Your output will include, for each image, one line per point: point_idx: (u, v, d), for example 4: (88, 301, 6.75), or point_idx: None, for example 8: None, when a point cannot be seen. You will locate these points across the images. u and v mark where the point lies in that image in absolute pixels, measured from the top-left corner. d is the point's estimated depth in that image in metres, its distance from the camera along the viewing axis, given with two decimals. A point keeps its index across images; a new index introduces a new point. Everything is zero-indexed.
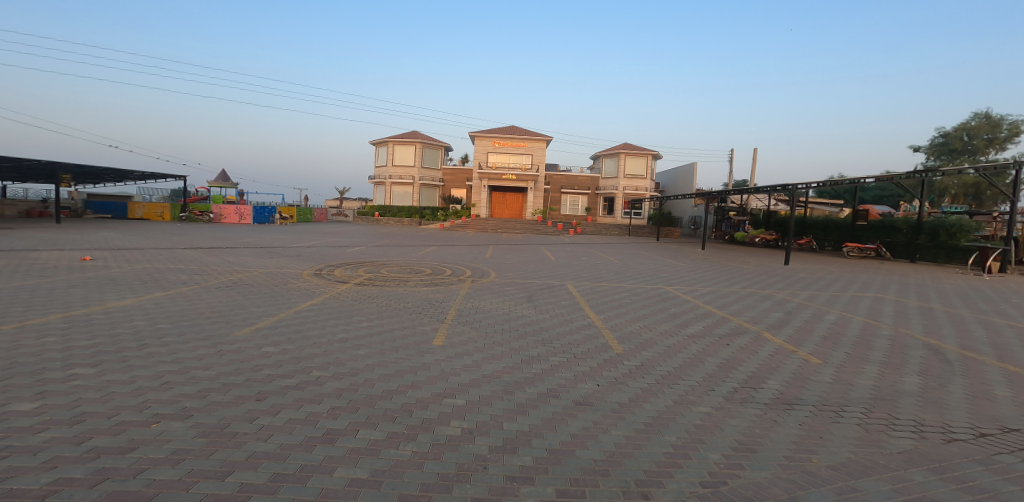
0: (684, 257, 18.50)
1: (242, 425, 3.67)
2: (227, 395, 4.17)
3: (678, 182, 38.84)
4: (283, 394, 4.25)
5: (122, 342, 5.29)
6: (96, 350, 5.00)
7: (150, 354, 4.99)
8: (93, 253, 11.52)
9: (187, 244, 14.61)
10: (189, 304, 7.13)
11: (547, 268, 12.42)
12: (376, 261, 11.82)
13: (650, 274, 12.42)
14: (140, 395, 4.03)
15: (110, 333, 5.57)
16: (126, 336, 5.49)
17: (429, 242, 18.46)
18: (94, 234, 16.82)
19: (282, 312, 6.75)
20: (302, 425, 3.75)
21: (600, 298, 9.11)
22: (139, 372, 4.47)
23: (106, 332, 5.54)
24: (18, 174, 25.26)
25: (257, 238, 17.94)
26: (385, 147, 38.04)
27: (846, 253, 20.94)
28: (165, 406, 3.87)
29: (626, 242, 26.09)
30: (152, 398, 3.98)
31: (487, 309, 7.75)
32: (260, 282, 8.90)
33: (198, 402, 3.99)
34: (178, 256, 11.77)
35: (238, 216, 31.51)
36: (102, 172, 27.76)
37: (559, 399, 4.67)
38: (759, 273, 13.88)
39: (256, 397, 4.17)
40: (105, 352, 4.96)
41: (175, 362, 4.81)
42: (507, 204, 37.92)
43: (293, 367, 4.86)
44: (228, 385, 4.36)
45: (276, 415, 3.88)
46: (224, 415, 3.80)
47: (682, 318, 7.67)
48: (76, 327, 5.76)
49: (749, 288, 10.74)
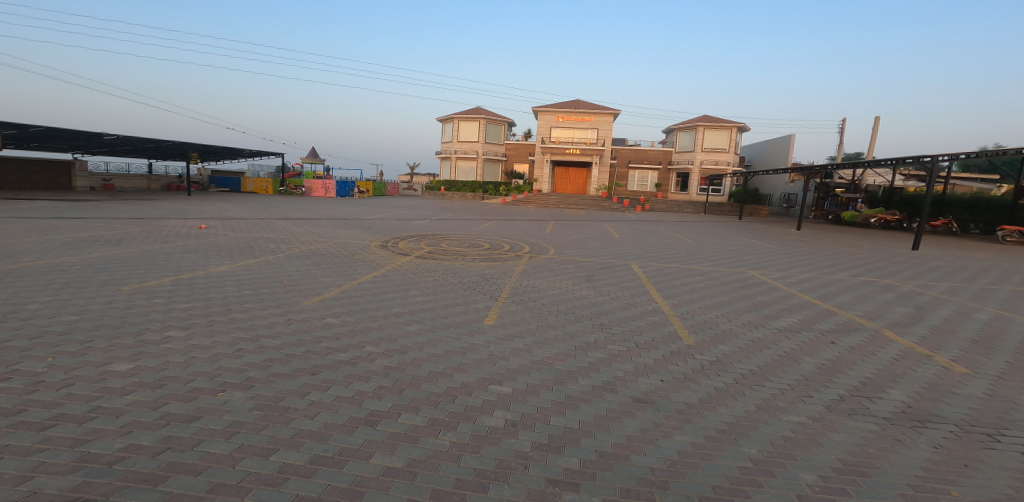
0: (776, 237, 16.48)
1: (294, 400, 3.70)
2: (286, 367, 4.27)
3: (770, 155, 34.77)
4: (335, 370, 4.27)
5: (211, 306, 5.72)
6: (189, 313, 5.45)
7: (231, 320, 5.33)
8: (201, 221, 12.90)
9: (278, 215, 15.91)
10: (270, 270, 7.61)
11: (614, 246, 11.65)
12: (439, 234, 11.93)
13: (734, 256, 11.14)
14: (213, 362, 4.25)
15: (204, 298, 6.07)
16: (216, 301, 5.94)
17: (493, 216, 18.41)
18: (207, 206, 18.98)
19: (346, 282, 6.95)
20: (348, 404, 3.70)
21: (672, 281, 8.28)
22: (215, 339, 4.75)
23: (200, 297, 6.04)
24: (154, 153, 29.24)
25: (336, 210, 19.11)
26: (451, 123, 38.50)
27: (1003, 238, 17.31)
28: (232, 374, 4.04)
29: (708, 220, 23.98)
30: (223, 366, 4.18)
31: (545, 287, 7.38)
32: (333, 251, 9.32)
33: (260, 373, 4.12)
34: (268, 225, 12.81)
35: (325, 190, 33.97)
36: (220, 151, 31.27)
37: (615, 394, 4.20)
38: (869, 258, 11.88)
39: (310, 371, 4.22)
40: (195, 316, 5.38)
41: (248, 329, 5.07)
42: (569, 180, 36.74)
43: (348, 342, 4.90)
44: (289, 357, 4.48)
45: (326, 391, 3.89)
46: (279, 388, 3.88)
47: (771, 309, 6.68)
48: (181, 290, 6.37)
49: (857, 277, 9.16)
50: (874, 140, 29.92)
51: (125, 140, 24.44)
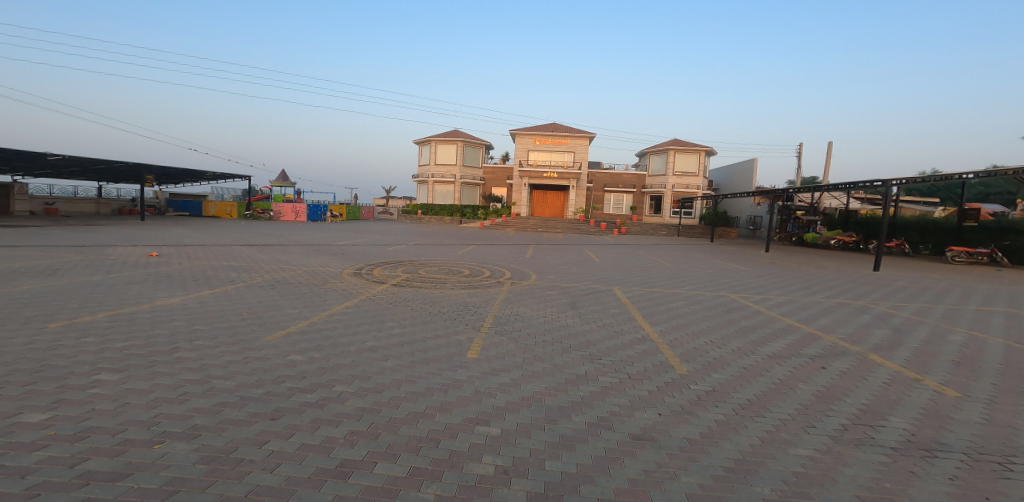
0: (748, 259, 16.87)
1: (249, 451, 3.21)
2: (241, 412, 3.76)
3: (736, 180, 36.21)
4: (300, 414, 3.77)
5: (154, 345, 5.11)
6: (127, 353, 4.83)
7: (177, 359, 4.75)
8: (157, 248, 12.03)
9: (243, 240, 15.10)
10: (229, 301, 7.01)
11: (595, 271, 11.54)
12: (416, 261, 11.52)
13: (712, 279, 11.20)
14: (154, 409, 3.69)
15: (146, 334, 5.45)
16: (160, 338, 5.33)
17: (471, 241, 18.12)
18: (164, 231, 17.88)
19: (315, 313, 6.44)
20: (314, 455, 3.23)
21: (655, 306, 8.16)
22: (159, 381, 4.19)
23: (142, 334, 5.41)
24: (108, 176, 27.66)
25: (307, 235, 18.36)
26: (428, 146, 38.40)
27: (952, 258, 18.29)
28: (175, 422, 3.51)
29: (679, 243, 24.49)
30: (163, 413, 3.64)
31: (529, 316, 7.08)
32: (301, 280, 8.76)
33: (210, 420, 3.60)
34: (231, 251, 12.06)
35: (294, 214, 32.92)
36: (179, 174, 29.86)
37: (612, 432, 3.88)
38: (838, 280, 12.21)
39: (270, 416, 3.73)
40: (135, 356, 4.77)
41: (198, 369, 4.52)
42: (548, 203, 37.04)
43: (315, 380, 4.40)
44: (245, 400, 3.96)
45: (288, 440, 3.40)
46: (231, 437, 3.37)
47: (758, 334, 6.59)
48: (118, 325, 5.70)
49: (832, 298, 9.30)
50: (830, 166, 31.65)
51: (75, 161, 22.97)
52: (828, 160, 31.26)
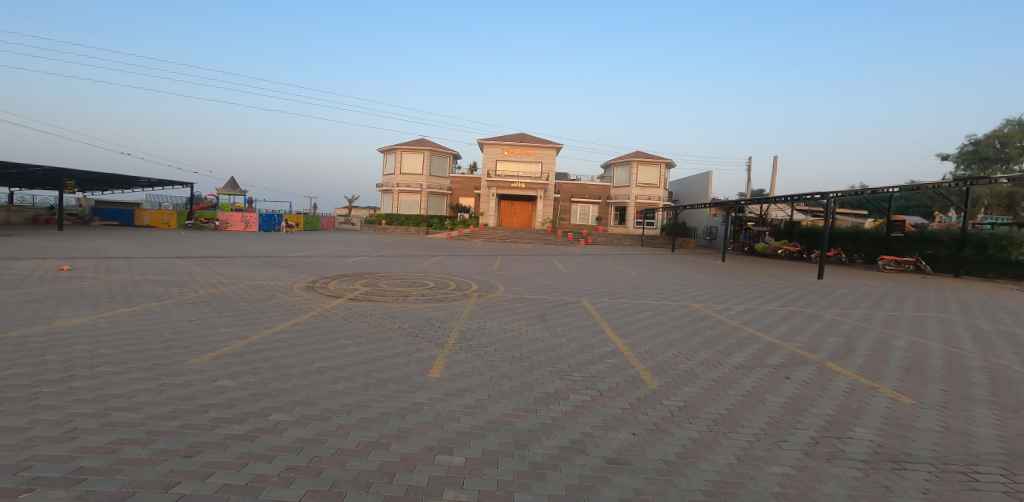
0: (706, 269, 17.34)
1: (140, 471, 2.53)
2: (142, 431, 2.99)
3: (692, 192, 37.63)
4: (222, 448, 2.95)
5: (46, 355, 4.30)
6: (11, 364, 4.03)
7: (75, 370, 3.96)
8: (76, 261, 10.76)
9: (183, 252, 13.88)
10: (155, 316, 6.20)
11: (561, 282, 11.37)
12: (376, 273, 10.93)
13: (675, 289, 11.31)
14: (30, 414, 3.06)
15: (40, 347, 4.60)
16: (54, 349, 4.50)
17: (435, 252, 17.60)
18: (90, 242, 16.19)
19: (256, 331, 5.80)
20: (239, 496, 2.51)
21: (623, 317, 8.02)
22: (44, 393, 3.42)
23: (35, 347, 4.57)
24: (23, 180, 25.01)
25: (257, 246, 17.20)
26: (393, 154, 37.53)
27: (881, 265, 19.42)
28: (56, 443, 2.71)
29: (640, 253, 24.97)
30: (44, 431, 2.84)
31: (496, 331, 6.74)
32: (245, 295, 7.99)
33: (89, 438, 2.81)
34: (166, 264, 10.98)
35: (244, 224, 31.05)
36: (109, 179, 27.40)
37: (586, 456, 3.59)
38: (791, 289, 12.67)
39: (175, 434, 3.02)
40: (21, 367, 3.96)
41: (100, 382, 3.73)
42: (516, 213, 37.00)
43: (239, 396, 3.78)
44: (155, 418, 3.21)
45: (203, 480, 2.61)
46: (118, 457, 2.63)
47: (725, 344, 6.56)
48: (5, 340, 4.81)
49: (789, 307, 9.56)
50: (776, 180, 33.48)
51: None
52: (775, 175, 33.03)
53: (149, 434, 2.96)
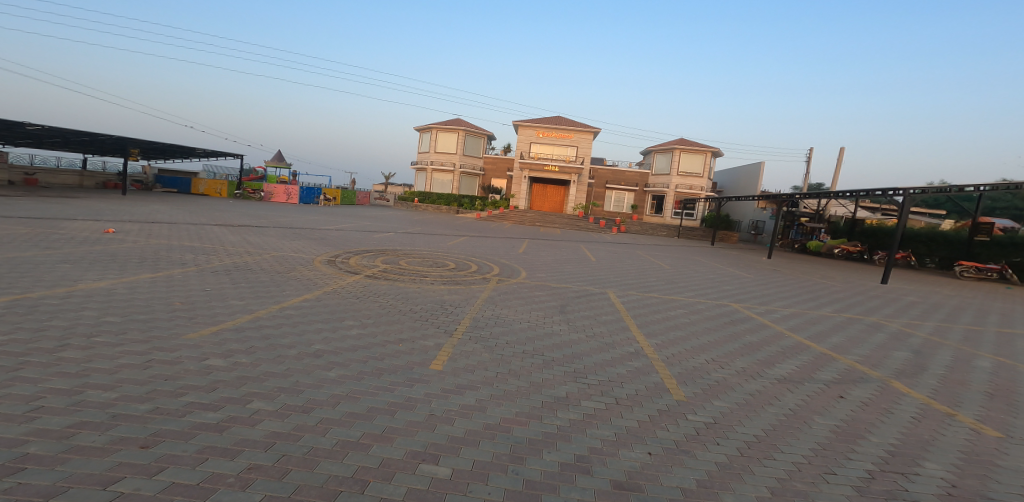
0: (751, 265, 16.13)
1: (84, 463, 2.41)
2: (106, 416, 2.91)
3: (741, 182, 35.32)
4: (189, 437, 2.81)
5: (51, 322, 4.33)
6: (13, 328, 4.05)
7: (69, 341, 3.95)
8: (120, 224, 11.22)
9: (221, 221, 14.26)
10: (171, 284, 6.22)
11: (589, 271, 10.77)
12: (400, 250, 10.74)
13: (713, 286, 10.45)
14: (2, 388, 3.04)
15: (51, 310, 4.65)
16: (62, 316, 4.53)
17: (464, 232, 17.29)
18: (140, 207, 16.99)
19: (264, 305, 5.67)
20: (181, 498, 2.25)
21: (651, 314, 7.40)
22: (26, 365, 3.40)
23: (45, 310, 4.62)
24: (91, 148, 26.77)
25: (292, 218, 17.53)
26: (429, 133, 37.50)
27: (958, 272, 17.42)
28: (8, 425, 2.65)
29: (679, 244, 23.71)
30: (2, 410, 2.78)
31: (511, 320, 6.33)
32: (266, 266, 7.96)
33: (49, 420, 2.75)
34: (201, 231, 11.26)
35: (286, 195, 32.06)
36: (166, 149, 28.89)
37: (590, 477, 3.09)
38: (847, 292, 11.45)
39: (139, 420, 2.91)
40: (21, 333, 3.99)
41: (88, 356, 3.70)
42: (548, 197, 36.20)
43: (223, 379, 3.69)
44: (121, 401, 3.10)
45: (152, 472, 2.43)
46: (69, 445, 2.55)
47: (766, 353, 5.81)
48: (22, 299, 4.90)
49: (843, 313, 8.56)
50: (838, 171, 30.75)
51: (56, 132, 22.05)
52: (837, 167, 30.35)
53: (112, 418, 2.88)
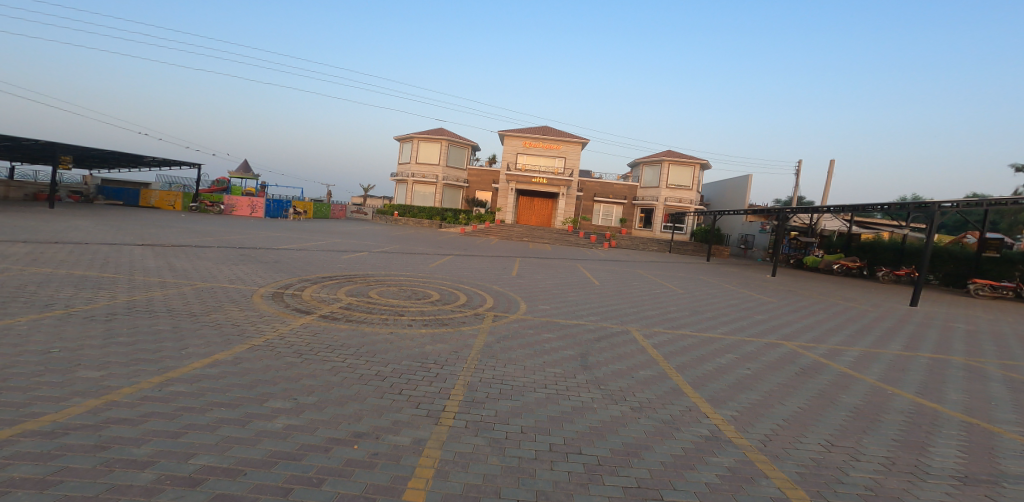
0: (762, 286, 14.77)
1: None
2: None
3: (729, 196, 34.59)
4: None
5: None
6: None
7: None
8: (9, 246, 8.91)
9: (155, 240, 11.91)
10: (1, 340, 4.11)
11: (598, 300, 9.00)
12: (370, 276, 8.76)
13: (744, 317, 8.84)
14: None
15: None
16: None
17: (447, 250, 15.31)
18: (63, 223, 14.38)
19: (138, 379, 3.64)
20: None
21: (695, 364, 5.64)
22: None
23: None
24: (21, 154, 23.73)
25: (248, 235, 15.29)
26: (409, 142, 35.58)
27: (972, 291, 16.45)
28: None
29: (674, 261, 22.34)
30: None
31: (521, 386, 4.48)
32: (184, 304, 5.89)
33: None
34: (115, 255, 9.01)
35: (251, 208, 29.46)
36: (112, 157, 25.99)
37: None
38: (889, 320, 10.01)
39: None
40: None
41: None
42: (535, 210, 34.65)
43: None
44: None
45: None
46: None
47: (891, 428, 4.10)
48: None
49: (914, 353, 7.06)
50: (827, 185, 30.20)
51: None
52: (828, 180, 29.81)
53: None
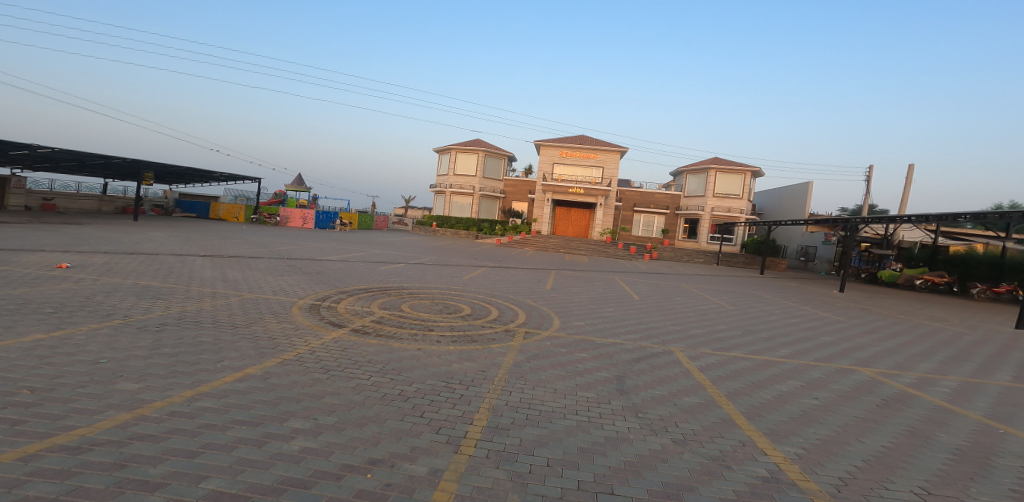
0: (825, 302, 13.54)
1: None
2: None
3: (785, 205, 32.47)
4: None
5: None
6: None
7: None
8: (84, 257, 9.70)
9: (212, 251, 12.65)
10: (55, 349, 4.33)
11: (638, 317, 8.49)
12: (405, 289, 8.77)
13: (807, 338, 8.01)
14: None
15: None
16: None
17: (483, 262, 15.25)
18: (135, 235, 15.62)
19: (168, 393, 3.68)
20: None
21: (750, 392, 5.08)
22: None
23: None
24: (107, 171, 26.31)
25: (296, 246, 15.97)
26: (448, 154, 36.23)
27: None
28: None
29: (724, 274, 21.09)
30: None
31: (550, 412, 4.18)
32: (225, 315, 6.06)
33: None
34: (176, 265, 9.61)
35: (302, 220, 31.01)
36: (182, 173, 28.25)
37: None
38: (984, 344, 8.74)
39: None
40: None
41: None
42: (571, 221, 34.14)
43: None
44: None
45: None
46: None
47: (1006, 477, 3.40)
48: None
49: (1020, 385, 6.05)
50: (899, 191, 27.64)
51: (71, 155, 21.47)
52: (903, 187, 27.21)
53: None
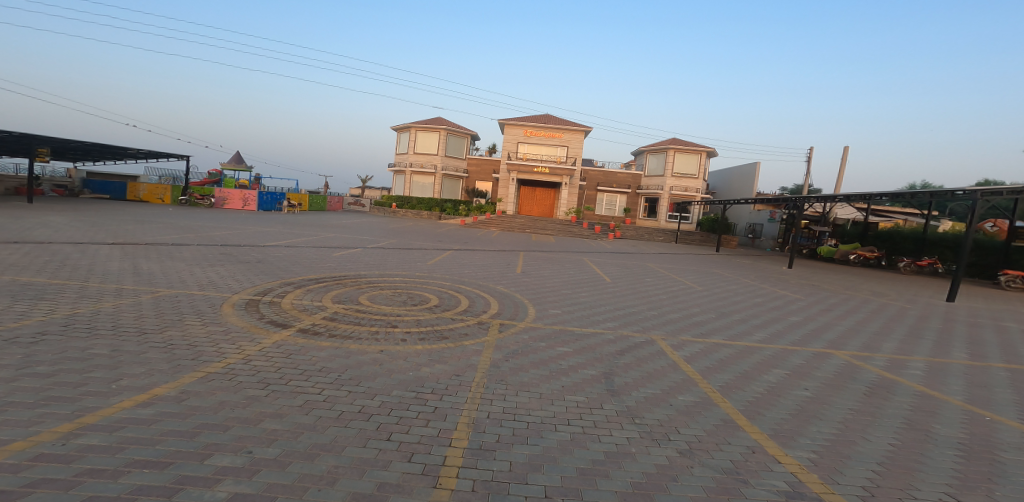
0: (782, 279, 13.92)
1: None
2: None
3: (736, 185, 33.60)
4: None
5: None
6: None
7: None
8: None
9: (130, 238, 11.01)
10: None
11: (612, 302, 8.13)
12: (361, 278, 7.89)
13: (779, 320, 7.95)
14: None
15: None
16: None
17: (446, 244, 14.42)
18: (34, 220, 13.41)
19: (33, 428, 2.74)
20: None
21: (742, 385, 4.77)
22: None
23: None
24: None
25: (235, 230, 14.38)
26: (407, 132, 34.54)
27: (1004, 284, 15.51)
28: None
29: (683, 252, 21.42)
30: None
31: (539, 424, 3.63)
32: (134, 319, 4.98)
33: None
34: (76, 256, 8.11)
35: (243, 201, 28.46)
36: (94, 149, 24.89)
37: None
38: (934, 320, 9.13)
39: None
40: None
41: None
42: (537, 201, 33.63)
43: None
44: None
45: None
46: None
47: (1020, 477, 3.24)
48: None
49: (982, 363, 6.21)
50: (839, 171, 29.20)
51: None
52: (843, 168, 28.76)
53: None
